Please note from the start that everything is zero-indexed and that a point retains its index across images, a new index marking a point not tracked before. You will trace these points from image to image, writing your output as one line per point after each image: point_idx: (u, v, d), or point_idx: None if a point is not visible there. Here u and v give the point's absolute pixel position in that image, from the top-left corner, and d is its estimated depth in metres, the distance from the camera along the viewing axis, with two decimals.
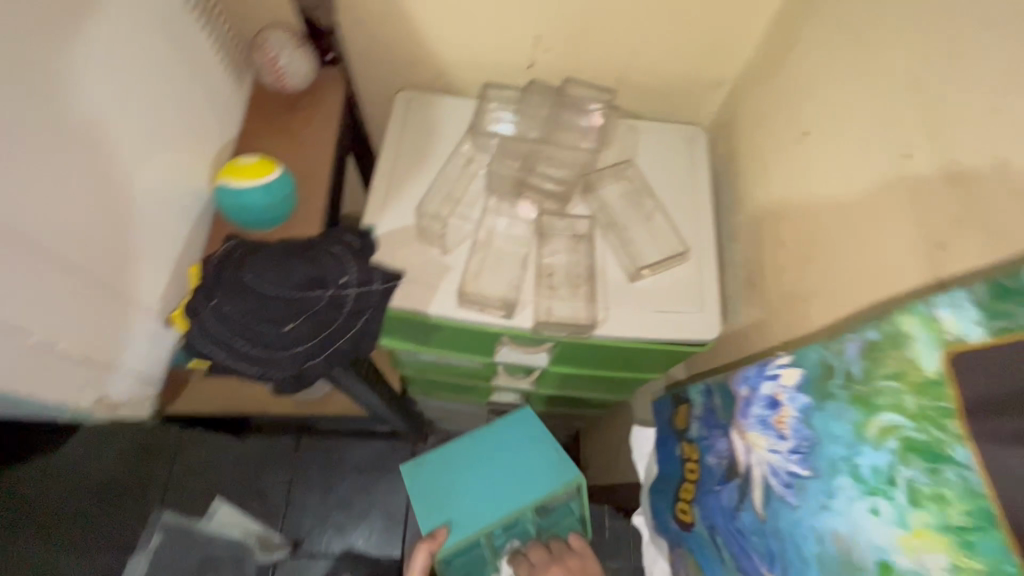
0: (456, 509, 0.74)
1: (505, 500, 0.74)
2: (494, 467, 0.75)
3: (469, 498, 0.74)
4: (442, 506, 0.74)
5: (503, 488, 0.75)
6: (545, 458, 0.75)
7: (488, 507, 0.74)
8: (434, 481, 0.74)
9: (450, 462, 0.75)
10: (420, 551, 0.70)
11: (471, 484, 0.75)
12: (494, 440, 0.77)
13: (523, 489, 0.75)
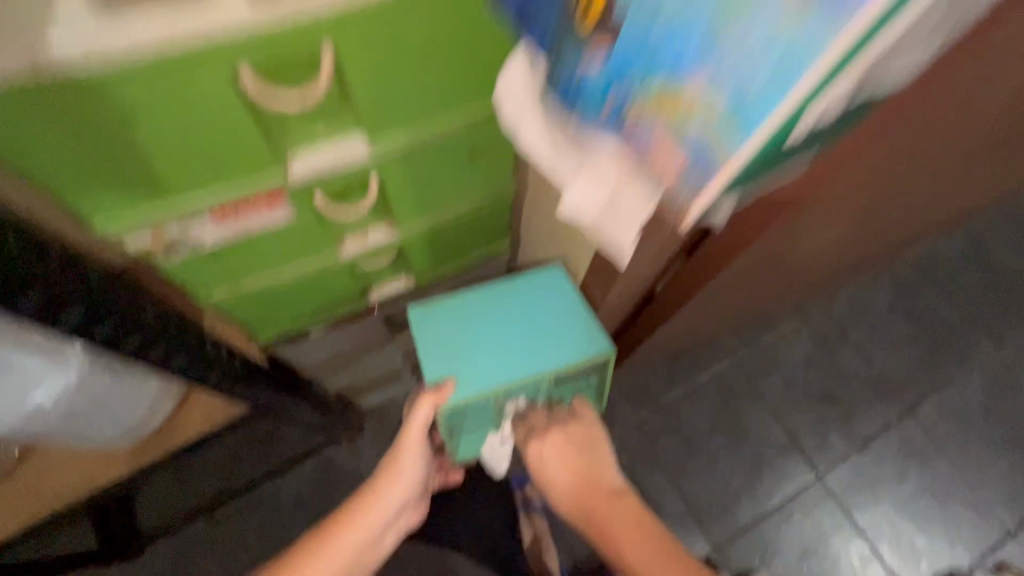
0: (470, 360, 0.72)
1: (517, 358, 0.72)
2: (521, 323, 0.74)
3: (486, 351, 0.72)
4: (454, 354, 0.73)
5: (519, 346, 0.73)
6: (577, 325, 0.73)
7: (501, 361, 0.72)
8: (454, 320, 0.75)
9: (479, 309, 0.76)
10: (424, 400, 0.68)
11: (491, 337, 0.73)
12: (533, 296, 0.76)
13: (540, 353, 0.72)
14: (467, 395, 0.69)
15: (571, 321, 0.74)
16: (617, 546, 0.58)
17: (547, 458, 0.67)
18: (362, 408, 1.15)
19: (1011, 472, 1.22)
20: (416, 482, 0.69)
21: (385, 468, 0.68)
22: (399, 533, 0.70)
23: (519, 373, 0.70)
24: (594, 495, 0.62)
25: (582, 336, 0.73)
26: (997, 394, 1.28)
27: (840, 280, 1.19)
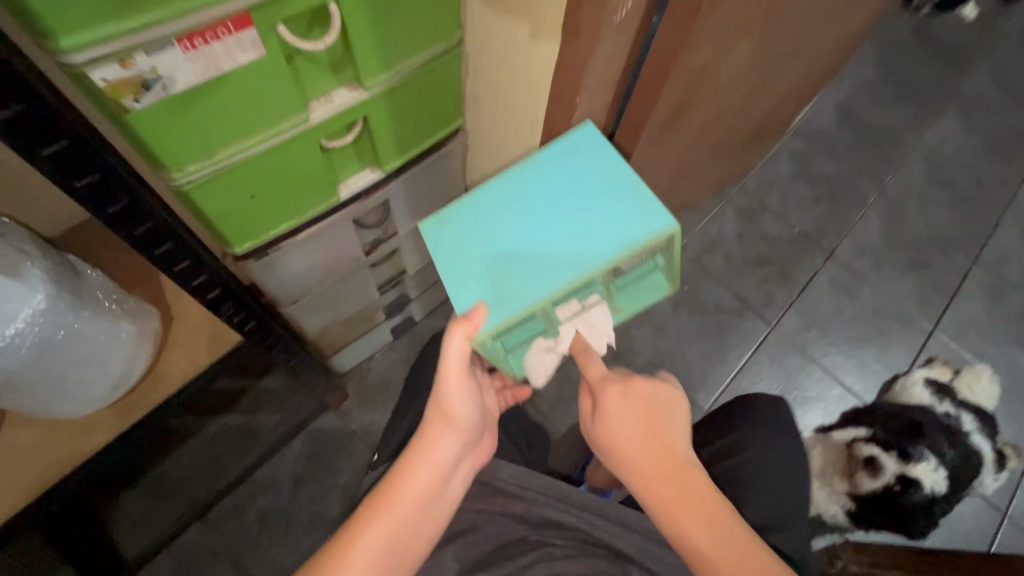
0: (501, 269, 0.59)
1: (561, 252, 0.58)
2: (558, 207, 0.60)
3: (520, 250, 0.59)
4: (480, 268, 0.59)
5: (560, 236, 0.59)
6: (626, 197, 0.60)
7: (541, 262, 0.58)
8: (469, 227, 0.62)
9: (498, 203, 0.62)
10: (457, 335, 0.54)
11: (525, 238, 0.60)
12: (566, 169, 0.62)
13: (591, 240, 0.58)
14: (507, 317, 0.56)
15: (618, 194, 0.60)
16: (677, 525, 0.50)
17: (609, 410, 0.56)
18: (342, 371, 1.12)
19: (919, 283, 1.43)
20: (471, 423, 0.57)
21: (430, 415, 0.57)
22: (467, 480, 0.60)
23: (570, 273, 0.57)
24: (667, 461, 0.53)
25: (637, 211, 0.59)
26: (890, 225, 1.50)
27: (749, 152, 1.34)
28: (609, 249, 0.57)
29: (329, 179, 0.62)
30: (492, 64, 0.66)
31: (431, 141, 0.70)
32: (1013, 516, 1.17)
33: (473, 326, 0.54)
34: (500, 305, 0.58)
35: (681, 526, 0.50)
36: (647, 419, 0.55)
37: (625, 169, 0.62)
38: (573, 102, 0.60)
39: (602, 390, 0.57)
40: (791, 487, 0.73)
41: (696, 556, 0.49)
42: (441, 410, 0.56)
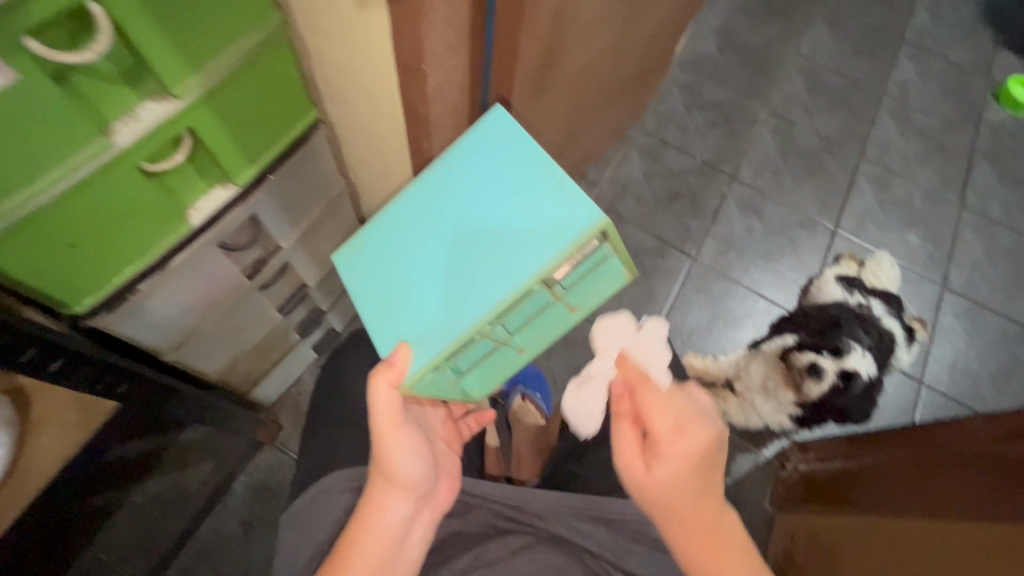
0: (420, 300, 0.55)
1: (475, 273, 0.52)
2: (467, 221, 0.54)
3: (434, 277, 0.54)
4: (398, 302, 0.57)
5: (471, 254, 0.53)
6: (540, 196, 0.51)
7: (454, 288, 0.53)
8: (382, 260, 0.59)
9: (408, 228, 0.58)
10: (381, 380, 0.53)
11: (440, 259, 0.55)
12: (475, 170, 0.55)
13: (505, 255, 0.51)
14: (430, 355, 0.53)
15: (532, 194, 0.52)
16: (717, 573, 0.51)
17: (670, 464, 0.52)
18: (268, 403, 1.05)
19: (817, 188, 1.50)
20: (419, 480, 0.58)
21: (376, 478, 0.57)
22: (431, 531, 0.61)
23: (484, 299, 0.51)
24: (704, 513, 0.52)
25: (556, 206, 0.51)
26: (782, 138, 1.56)
27: (639, 91, 1.34)
28: (525, 263, 0.50)
29: (169, 207, 0.55)
30: (329, 43, 0.60)
31: (287, 141, 0.64)
32: (928, 383, 1.28)
33: (397, 371, 0.53)
34: (426, 342, 0.53)
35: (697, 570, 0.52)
36: (705, 475, 0.52)
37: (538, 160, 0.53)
38: (422, 70, 0.54)
39: (669, 441, 0.52)
40: None
41: None
42: (385, 474, 0.57)
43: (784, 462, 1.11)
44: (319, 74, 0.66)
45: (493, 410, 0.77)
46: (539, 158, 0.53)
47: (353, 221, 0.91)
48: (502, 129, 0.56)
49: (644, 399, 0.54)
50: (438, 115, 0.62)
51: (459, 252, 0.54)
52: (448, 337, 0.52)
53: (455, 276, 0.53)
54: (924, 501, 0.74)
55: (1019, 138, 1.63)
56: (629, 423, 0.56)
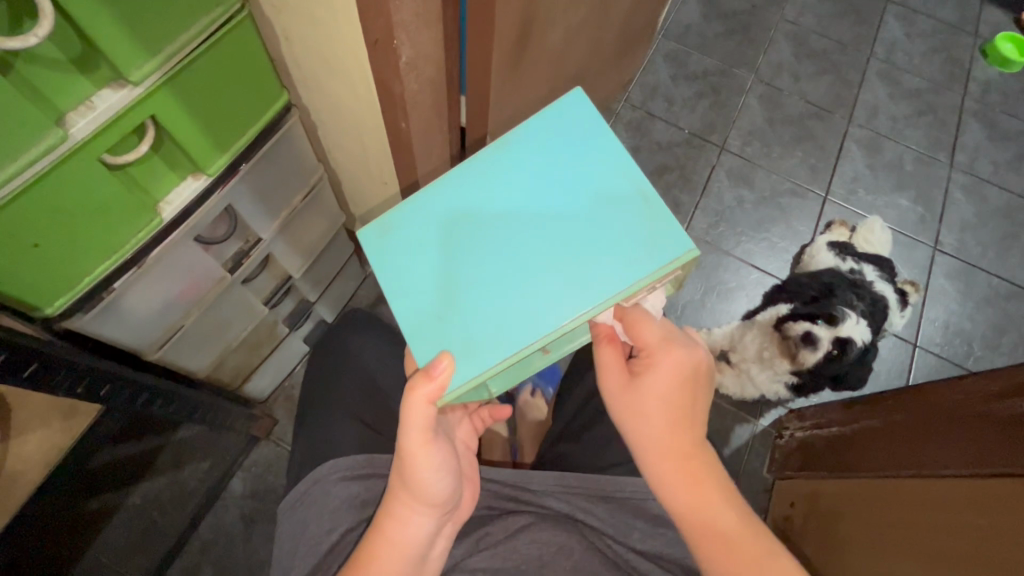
0: (465, 302, 0.51)
1: (538, 282, 0.50)
2: (534, 224, 0.51)
3: (487, 280, 0.51)
4: (440, 301, 0.51)
5: (536, 261, 0.50)
6: (619, 213, 0.50)
7: (514, 297, 0.50)
8: (420, 248, 0.54)
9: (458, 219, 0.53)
10: (424, 388, 0.49)
11: (491, 263, 0.51)
12: (541, 172, 0.53)
13: (579, 269, 0.49)
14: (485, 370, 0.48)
15: (612, 205, 0.51)
16: (699, 504, 0.50)
17: (663, 375, 0.52)
18: (261, 399, 1.04)
19: (806, 155, 1.48)
20: (446, 497, 0.56)
21: (399, 492, 0.55)
22: (451, 540, 0.60)
23: (553, 310, 0.48)
24: (689, 436, 0.52)
25: (637, 224, 0.50)
26: (770, 106, 1.54)
27: (623, 62, 1.32)
28: (607, 280, 0.48)
29: (138, 201, 0.53)
30: (294, 21, 0.57)
31: (258, 127, 0.61)
32: (922, 345, 1.28)
33: (437, 384, 0.48)
34: (471, 349, 0.49)
35: (678, 499, 0.51)
36: (693, 394, 0.53)
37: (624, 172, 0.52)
38: (393, 46, 0.52)
39: (663, 351, 0.52)
40: None
41: (698, 530, 0.50)
42: (411, 489, 0.55)
43: (782, 431, 1.11)
44: (286, 54, 0.63)
45: (508, 406, 0.77)
46: (615, 168, 0.52)
47: (335, 209, 0.89)
48: (574, 132, 0.54)
49: (634, 318, 0.51)
50: (414, 93, 0.60)
51: (518, 257, 0.51)
52: (506, 349, 0.48)
53: (511, 282, 0.50)
54: (918, 460, 0.74)
55: (1007, 96, 1.61)
56: (608, 343, 0.52)
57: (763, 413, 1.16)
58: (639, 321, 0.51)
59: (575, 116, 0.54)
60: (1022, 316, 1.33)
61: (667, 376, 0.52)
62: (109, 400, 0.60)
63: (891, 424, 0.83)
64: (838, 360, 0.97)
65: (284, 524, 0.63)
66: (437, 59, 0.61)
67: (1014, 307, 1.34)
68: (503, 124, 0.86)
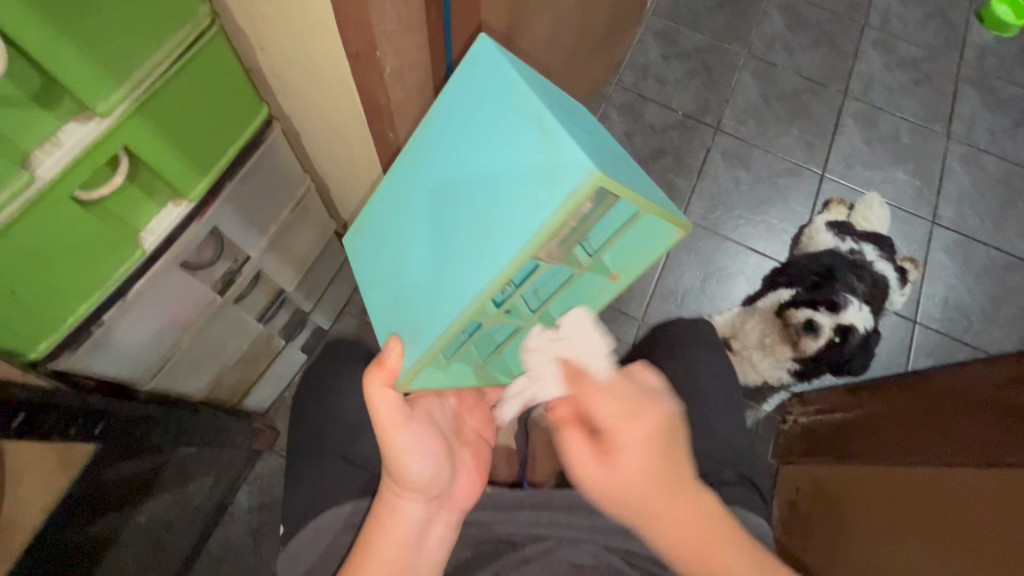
0: (411, 287, 0.50)
1: (456, 251, 0.45)
2: (453, 192, 0.46)
3: (423, 261, 0.49)
4: (395, 288, 0.53)
5: (453, 231, 0.45)
6: (518, 146, 0.41)
7: (440, 272, 0.46)
8: (383, 241, 0.55)
9: (405, 205, 0.52)
10: (381, 374, 0.52)
11: (426, 239, 0.49)
12: (457, 123, 0.47)
13: (485, 231, 0.42)
14: (419, 354, 0.48)
15: (511, 140, 0.42)
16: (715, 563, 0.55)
17: (631, 453, 0.55)
18: (259, 410, 1.02)
19: (802, 132, 1.46)
20: (428, 482, 0.58)
21: (386, 483, 0.58)
22: (451, 531, 0.62)
23: (467, 281, 0.43)
24: (672, 495, 0.56)
25: (534, 153, 0.40)
26: (764, 82, 1.50)
27: (614, 45, 1.28)
28: (506, 239, 0.41)
29: (116, 235, 0.50)
30: (270, 31, 0.54)
31: (239, 145, 0.59)
32: (921, 322, 1.28)
33: (387, 369, 0.51)
34: (417, 332, 0.49)
35: (669, 548, 0.56)
36: (667, 454, 0.56)
37: (523, 104, 0.41)
38: (376, 57, 0.49)
39: (621, 427, 0.56)
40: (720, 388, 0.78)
41: None
42: (395, 479, 0.58)
43: (786, 416, 1.12)
44: (264, 64, 0.60)
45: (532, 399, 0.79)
46: (515, 91, 0.42)
47: (325, 217, 0.87)
48: (476, 65, 0.46)
49: (587, 394, 0.56)
50: (401, 102, 0.57)
51: (443, 228, 0.47)
52: (435, 329, 0.46)
53: (438, 255, 0.47)
54: (927, 449, 0.74)
55: (1003, 61, 1.58)
56: (571, 425, 0.58)
57: (766, 399, 1.16)
58: (591, 398, 0.56)
59: (483, 60, 0.46)
60: (1021, 287, 1.33)
61: (646, 443, 0.56)
62: (106, 438, 0.58)
63: (897, 412, 0.83)
64: (840, 347, 0.96)
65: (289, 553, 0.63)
66: (422, 64, 0.57)
67: (1013, 278, 1.34)
68: None
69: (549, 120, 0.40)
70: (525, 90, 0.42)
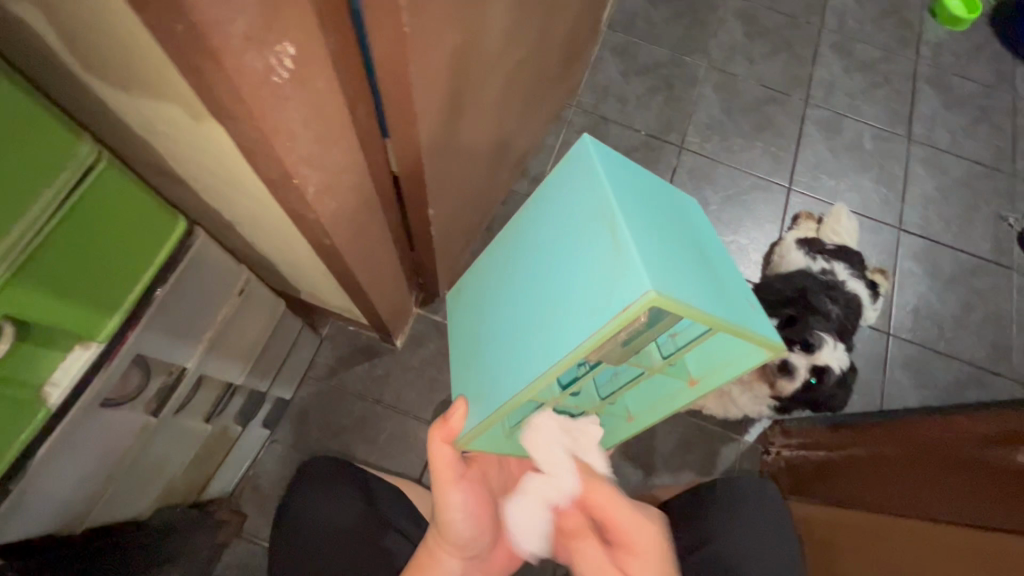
0: (491, 360, 0.61)
1: (531, 336, 0.54)
2: (541, 285, 0.56)
3: (504, 339, 0.59)
4: (480, 359, 0.64)
5: (534, 321, 0.55)
6: (597, 258, 0.49)
7: (516, 353, 0.56)
8: (484, 312, 0.67)
9: (504, 288, 0.64)
10: (442, 437, 0.62)
11: (512, 321, 0.59)
12: (558, 228, 0.56)
13: (556, 324, 0.51)
14: (480, 420, 0.58)
15: (590, 250, 0.50)
16: None
17: (649, 555, 0.66)
18: (219, 496, 0.95)
19: (767, 144, 1.44)
20: (467, 541, 0.68)
21: (433, 537, 0.68)
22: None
23: (532, 363, 0.52)
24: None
25: (606, 269, 0.47)
26: (726, 94, 1.47)
27: (570, 71, 1.23)
28: (570, 332, 0.48)
29: (9, 402, 0.44)
30: (177, 146, 0.48)
31: (157, 265, 0.52)
32: (895, 333, 1.28)
33: (449, 428, 0.61)
34: (487, 401, 0.58)
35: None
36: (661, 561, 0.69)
37: (604, 215, 0.50)
38: (295, 184, 0.43)
39: (642, 531, 0.67)
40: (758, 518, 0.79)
41: None
42: (443, 534, 0.68)
43: (767, 446, 1.11)
44: (181, 169, 0.54)
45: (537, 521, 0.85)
46: (603, 205, 0.51)
47: (272, 299, 0.80)
48: (586, 175, 0.54)
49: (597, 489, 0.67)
50: (334, 210, 0.52)
51: (528, 316, 0.56)
52: (499, 401, 0.55)
53: (518, 339, 0.56)
54: (913, 502, 0.72)
55: (959, 57, 1.58)
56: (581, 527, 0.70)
57: (749, 428, 1.15)
58: (613, 506, 0.67)
59: (581, 170, 0.55)
60: (988, 289, 1.34)
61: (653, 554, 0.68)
62: None
63: (881, 456, 0.81)
64: (815, 388, 0.96)
65: None
66: (354, 165, 0.52)
67: (980, 281, 1.35)
68: (445, 187, 0.77)
69: (626, 238, 0.46)
70: (608, 200, 0.50)
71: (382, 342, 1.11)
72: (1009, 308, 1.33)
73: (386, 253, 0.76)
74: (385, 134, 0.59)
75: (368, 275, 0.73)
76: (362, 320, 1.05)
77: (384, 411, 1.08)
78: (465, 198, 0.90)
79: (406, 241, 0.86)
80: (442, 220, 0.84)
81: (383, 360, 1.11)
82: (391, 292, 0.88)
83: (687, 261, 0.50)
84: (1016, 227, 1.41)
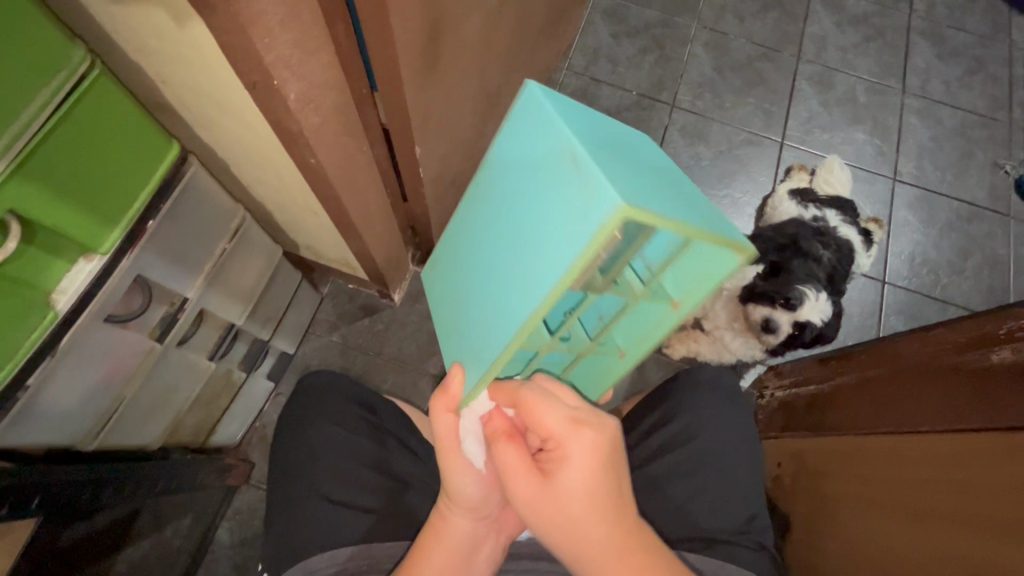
0: (472, 315, 0.54)
1: (508, 280, 0.47)
2: (508, 221, 0.49)
3: (479, 290, 0.53)
4: (461, 323, 0.58)
5: (505, 267, 0.48)
6: (556, 180, 0.42)
7: (495, 303, 0.49)
8: (451, 268, 0.61)
9: (468, 243, 0.56)
10: (443, 404, 0.56)
11: (483, 269, 0.52)
12: (510, 157, 0.49)
13: (532, 261, 0.44)
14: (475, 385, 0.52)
15: (549, 175, 0.43)
16: None
17: (577, 466, 0.50)
18: (227, 443, 0.99)
19: (758, 100, 1.44)
20: (482, 503, 0.58)
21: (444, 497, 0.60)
22: (497, 549, 0.61)
23: (514, 313, 0.46)
24: (609, 520, 0.50)
25: (568, 192, 0.41)
26: (717, 53, 1.48)
27: (558, 29, 1.24)
28: (543, 271, 0.42)
29: (19, 303, 0.47)
30: (166, 64, 0.51)
31: (152, 189, 0.55)
32: (890, 281, 1.29)
33: (451, 395, 0.55)
34: (477, 364, 0.52)
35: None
36: (614, 472, 0.51)
37: (554, 140, 0.42)
38: (276, 86, 0.46)
39: (570, 438, 0.50)
40: (742, 411, 0.80)
41: None
42: (451, 498, 0.58)
43: (762, 390, 1.13)
44: (174, 97, 0.57)
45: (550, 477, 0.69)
46: (547, 121, 0.44)
47: (269, 242, 0.83)
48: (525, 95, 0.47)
49: (532, 402, 0.51)
50: (317, 126, 0.55)
51: (500, 259, 0.49)
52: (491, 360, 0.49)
53: (495, 287, 0.50)
54: (894, 417, 0.74)
55: (953, 8, 1.57)
56: (507, 440, 0.53)
57: (743, 373, 1.20)
58: (534, 405, 0.50)
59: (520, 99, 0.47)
60: (985, 235, 1.34)
61: (592, 466, 0.50)
62: (73, 490, 0.60)
63: (866, 384, 0.83)
64: (798, 340, 1.02)
65: (308, 546, 0.65)
66: (335, 83, 0.54)
67: (976, 227, 1.35)
68: (433, 129, 0.80)
69: (580, 153, 0.40)
70: (556, 125, 0.43)
71: (381, 298, 1.14)
72: (1005, 253, 1.32)
73: (376, 192, 0.78)
74: (367, 62, 0.62)
75: (360, 212, 0.76)
76: (361, 276, 1.07)
77: (384, 364, 1.11)
78: (453, 146, 0.92)
79: (397, 186, 0.88)
80: (431, 165, 0.86)
81: (382, 315, 1.14)
82: (384, 238, 0.91)
83: (649, 171, 0.43)
84: (1012, 174, 1.40)
